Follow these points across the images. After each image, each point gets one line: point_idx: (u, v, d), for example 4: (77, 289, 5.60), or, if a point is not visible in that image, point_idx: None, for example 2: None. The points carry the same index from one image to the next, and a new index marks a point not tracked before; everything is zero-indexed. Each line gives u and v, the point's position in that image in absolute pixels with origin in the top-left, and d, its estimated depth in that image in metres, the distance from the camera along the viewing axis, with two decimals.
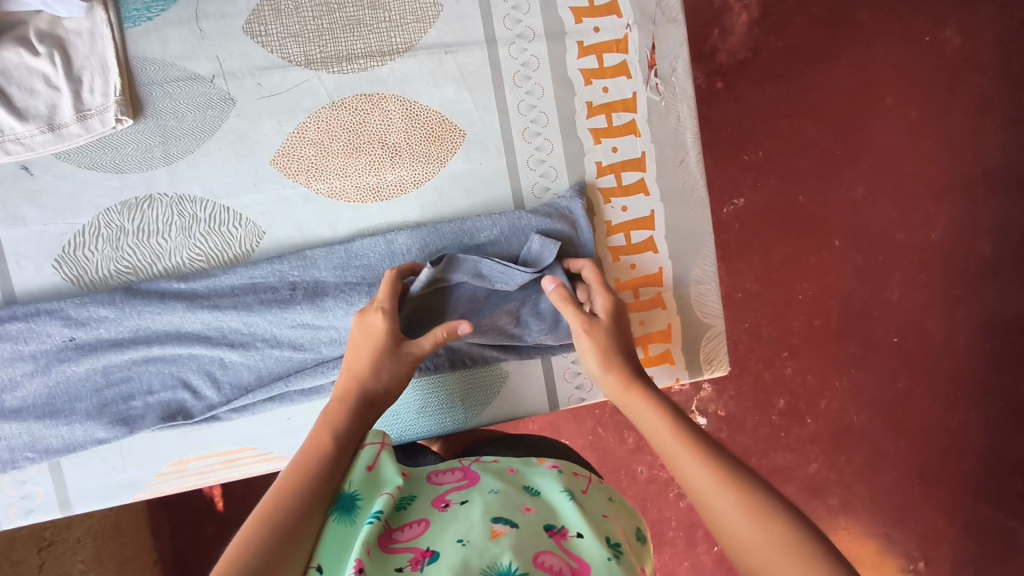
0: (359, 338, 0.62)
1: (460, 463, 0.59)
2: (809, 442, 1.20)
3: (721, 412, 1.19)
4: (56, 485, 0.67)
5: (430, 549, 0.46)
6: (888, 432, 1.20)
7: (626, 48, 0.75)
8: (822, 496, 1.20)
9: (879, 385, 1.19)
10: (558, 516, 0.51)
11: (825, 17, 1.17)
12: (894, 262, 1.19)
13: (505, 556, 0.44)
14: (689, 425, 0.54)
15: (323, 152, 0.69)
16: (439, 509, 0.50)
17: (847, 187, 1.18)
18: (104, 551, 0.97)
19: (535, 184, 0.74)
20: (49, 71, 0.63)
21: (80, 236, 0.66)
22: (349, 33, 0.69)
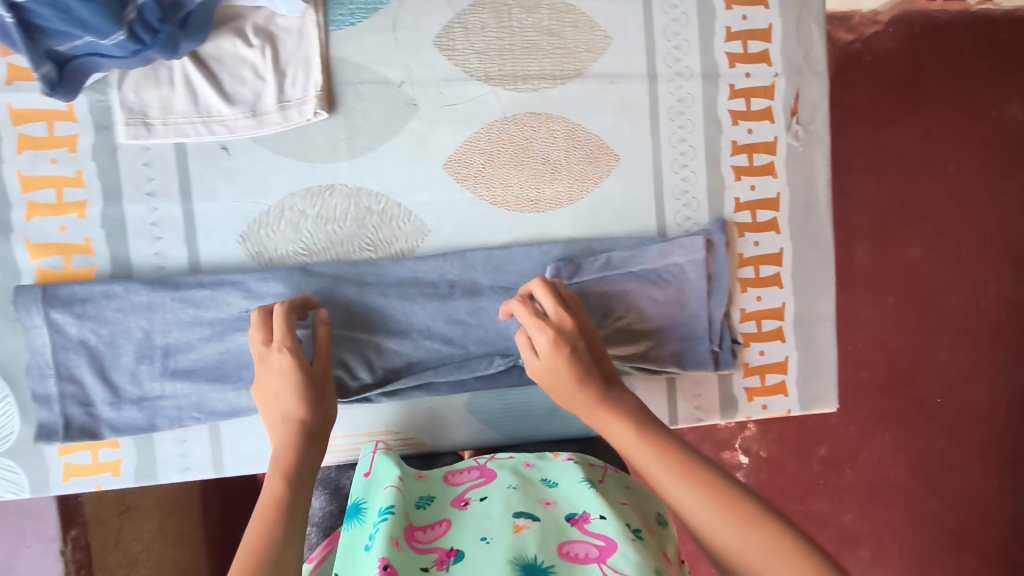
0: (275, 383, 0.62)
1: (477, 462, 0.66)
2: (846, 491, 1.24)
3: (763, 453, 1.24)
4: (213, 447, 0.72)
5: (454, 550, 0.50)
6: (922, 491, 1.24)
7: (772, 95, 0.80)
8: (854, 547, 1.24)
9: (918, 443, 1.23)
10: (577, 505, 0.56)
11: (898, 81, 1.22)
12: (943, 323, 1.23)
13: (531, 549, 0.49)
14: (664, 438, 0.53)
15: (489, 161, 0.75)
16: (460, 508, 0.57)
17: (904, 247, 1.23)
18: (167, 523, 1.09)
19: (678, 213, 0.79)
20: (259, 62, 0.68)
21: (265, 216, 0.71)
22: (526, 56, 0.74)
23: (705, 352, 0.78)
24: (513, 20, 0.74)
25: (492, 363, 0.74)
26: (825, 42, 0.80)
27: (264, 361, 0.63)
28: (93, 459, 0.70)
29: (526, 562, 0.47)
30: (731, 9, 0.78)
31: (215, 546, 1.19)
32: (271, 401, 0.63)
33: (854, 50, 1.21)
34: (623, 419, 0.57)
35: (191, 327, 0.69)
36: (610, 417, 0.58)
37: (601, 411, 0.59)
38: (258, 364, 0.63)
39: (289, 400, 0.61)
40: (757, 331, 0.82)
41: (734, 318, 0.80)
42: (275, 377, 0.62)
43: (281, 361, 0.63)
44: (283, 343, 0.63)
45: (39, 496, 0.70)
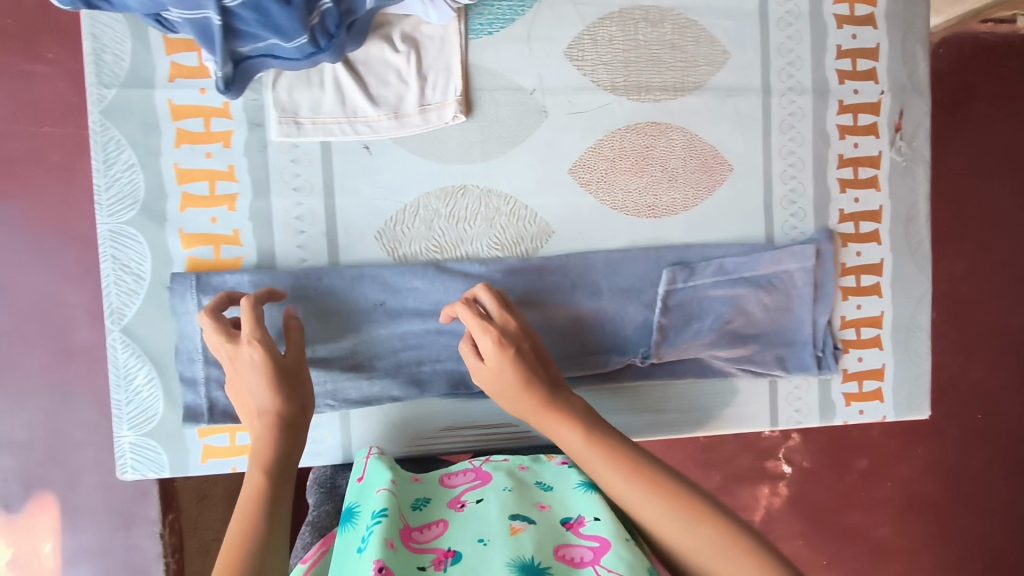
0: (248, 378, 0.61)
1: (472, 464, 0.66)
2: (885, 505, 1.24)
3: (805, 463, 1.23)
4: (342, 433, 0.75)
5: (451, 550, 0.50)
6: (960, 506, 1.25)
7: (878, 111, 0.83)
8: (891, 560, 1.24)
9: (955, 458, 1.25)
10: (572, 509, 0.56)
11: (944, 101, 1.25)
12: (984, 339, 1.26)
13: (529, 550, 0.49)
14: (610, 436, 0.55)
15: (611, 167, 0.78)
16: (456, 509, 0.57)
17: (949, 264, 1.26)
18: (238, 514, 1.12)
19: (785, 222, 0.81)
20: (404, 67, 0.72)
21: (400, 214, 0.74)
22: (650, 68, 0.77)
23: (810, 356, 0.81)
24: (638, 33, 0.77)
25: (609, 361, 0.78)
26: (929, 61, 0.84)
27: (234, 359, 0.62)
28: (231, 441, 0.73)
29: (524, 564, 0.47)
30: (842, 27, 0.81)
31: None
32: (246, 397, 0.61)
33: None
34: (570, 419, 0.58)
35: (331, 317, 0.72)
36: (558, 420, 0.59)
37: (549, 411, 0.60)
38: (228, 360, 0.62)
39: (261, 394, 0.60)
40: (856, 338, 0.84)
41: (835, 325, 0.83)
42: (242, 372, 0.61)
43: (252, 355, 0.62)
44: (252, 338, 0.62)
45: (179, 476, 0.74)
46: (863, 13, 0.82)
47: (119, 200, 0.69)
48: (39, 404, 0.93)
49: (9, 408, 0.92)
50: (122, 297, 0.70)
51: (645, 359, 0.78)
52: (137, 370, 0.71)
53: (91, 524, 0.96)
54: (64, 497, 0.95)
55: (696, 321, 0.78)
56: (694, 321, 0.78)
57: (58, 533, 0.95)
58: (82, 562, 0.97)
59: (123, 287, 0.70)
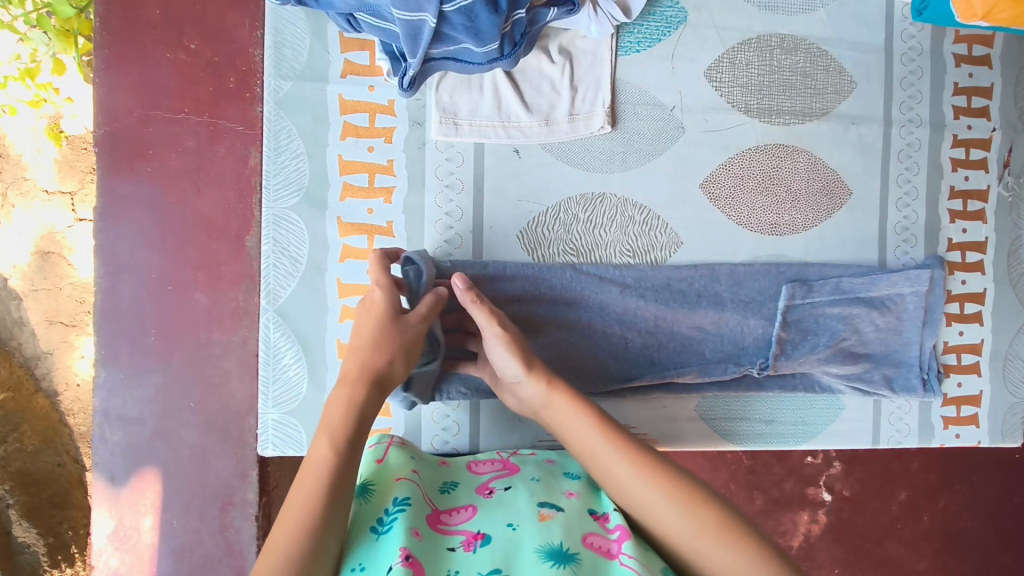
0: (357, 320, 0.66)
1: (500, 456, 0.72)
2: (923, 538, 1.23)
3: (846, 493, 1.22)
4: (472, 422, 0.78)
5: (480, 533, 0.55)
6: (998, 545, 1.25)
7: (989, 147, 0.87)
8: None
9: (997, 498, 1.25)
10: (598, 502, 0.62)
11: None
12: None
13: (558, 537, 0.54)
14: (613, 424, 0.62)
15: (738, 185, 0.81)
16: (484, 495, 0.62)
17: None
18: None
19: (897, 247, 0.85)
20: (558, 78, 0.76)
21: (542, 216, 0.77)
22: (783, 93, 0.82)
23: (916, 379, 0.84)
24: (773, 59, 0.81)
25: (727, 370, 0.79)
26: None
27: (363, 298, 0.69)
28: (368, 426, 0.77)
29: (553, 549, 0.52)
30: (959, 66, 0.86)
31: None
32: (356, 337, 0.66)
33: None
34: (582, 408, 0.63)
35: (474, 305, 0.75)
36: (569, 407, 0.63)
37: (557, 398, 0.64)
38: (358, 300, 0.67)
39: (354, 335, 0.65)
40: (956, 363, 0.87)
41: (939, 349, 0.86)
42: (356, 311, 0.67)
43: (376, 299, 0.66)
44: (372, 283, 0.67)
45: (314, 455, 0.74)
46: (981, 54, 0.86)
47: (285, 186, 0.73)
48: (153, 381, 0.94)
49: (128, 381, 0.94)
50: (279, 279, 0.73)
51: (764, 369, 0.80)
52: (286, 350, 0.73)
53: (189, 504, 0.94)
54: (165, 474, 0.94)
55: (812, 337, 0.81)
56: (811, 336, 0.81)
57: (158, 510, 0.94)
58: (176, 541, 0.94)
59: (280, 269, 0.73)
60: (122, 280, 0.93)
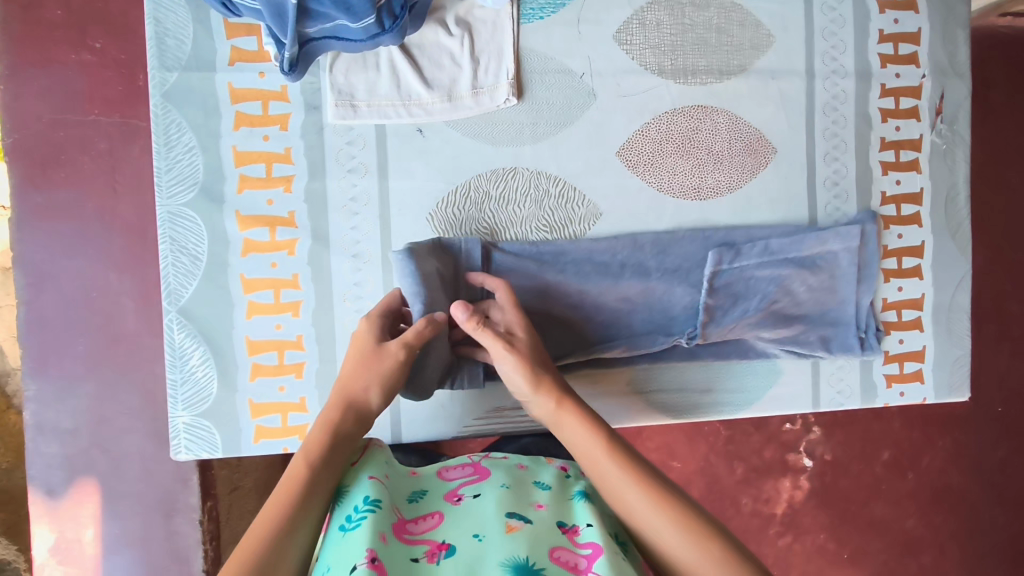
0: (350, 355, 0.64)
1: (471, 459, 0.63)
2: (908, 497, 1.22)
3: (828, 456, 1.20)
4: (392, 419, 0.77)
5: (445, 543, 0.49)
6: (986, 499, 1.23)
7: (919, 94, 0.84)
8: (915, 554, 1.23)
9: (982, 452, 1.23)
10: (571, 514, 0.55)
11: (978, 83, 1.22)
12: (1008, 330, 1.23)
13: (523, 550, 0.48)
14: (620, 443, 0.56)
15: (657, 150, 0.79)
16: (452, 503, 0.56)
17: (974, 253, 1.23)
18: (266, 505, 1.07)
19: (828, 203, 0.82)
20: (458, 50, 0.73)
21: (452, 196, 0.75)
22: (696, 52, 0.79)
23: (854, 338, 0.81)
24: (685, 17, 0.78)
25: (655, 342, 0.77)
26: (969, 44, 0.85)
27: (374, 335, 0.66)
28: (283, 421, 0.73)
29: (517, 563, 0.47)
30: (884, 12, 0.82)
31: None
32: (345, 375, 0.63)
33: None
34: (591, 423, 0.58)
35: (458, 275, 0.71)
36: (578, 423, 0.58)
37: (567, 417, 0.60)
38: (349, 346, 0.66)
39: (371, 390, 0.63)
40: (898, 320, 0.85)
41: (878, 306, 0.84)
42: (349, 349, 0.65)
43: (361, 334, 0.65)
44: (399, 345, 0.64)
45: (231, 456, 0.73)
46: None
47: (179, 181, 0.70)
48: (86, 391, 0.89)
49: (60, 392, 0.88)
50: (179, 279, 0.71)
51: (692, 339, 0.77)
52: (193, 351, 0.71)
53: (133, 512, 0.88)
54: (106, 484, 0.88)
55: (742, 302, 0.78)
56: (741, 301, 0.78)
57: (99, 521, 0.88)
58: (120, 553, 0.89)
59: (180, 268, 0.71)
60: (45, 290, 0.87)
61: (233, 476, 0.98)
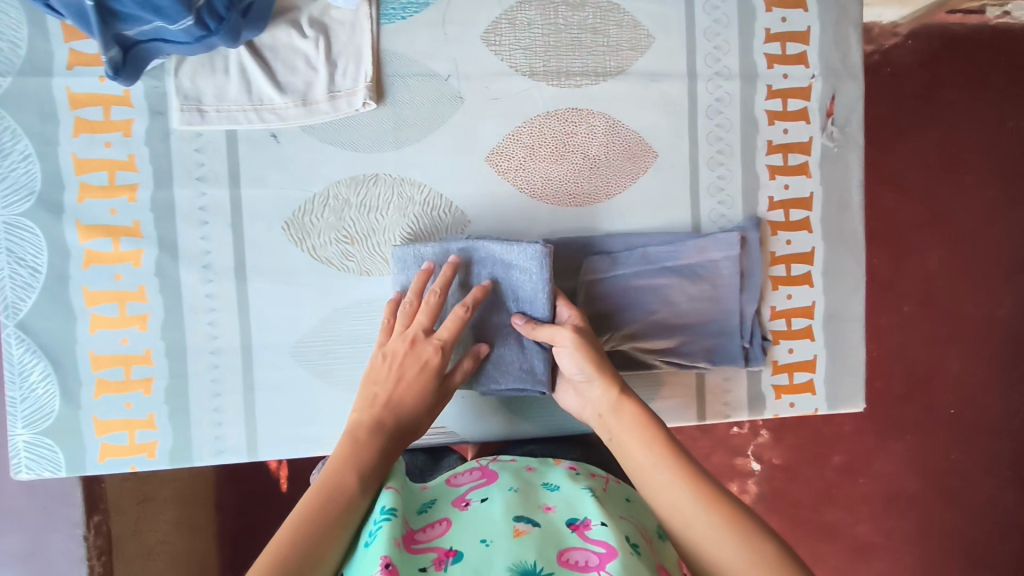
0: (407, 368, 0.63)
1: (479, 463, 0.62)
2: (860, 502, 1.27)
3: (778, 460, 1.26)
4: (248, 432, 0.72)
5: (453, 550, 0.48)
6: (936, 502, 1.27)
7: (809, 96, 0.81)
8: (867, 558, 1.27)
9: (932, 456, 1.27)
10: (580, 510, 0.53)
11: (918, 93, 1.26)
12: (959, 333, 1.27)
13: (530, 554, 0.46)
14: (675, 442, 0.55)
15: (530, 155, 0.75)
16: (460, 509, 0.54)
17: (922, 258, 1.27)
18: (182, 515, 1.06)
19: (712, 210, 0.80)
20: (312, 53, 0.70)
21: (310, 204, 0.72)
22: (570, 52, 0.76)
23: (738, 348, 0.79)
24: (558, 17, 0.75)
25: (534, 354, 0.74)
26: (863, 47, 0.81)
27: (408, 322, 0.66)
28: (131, 440, 0.70)
29: (525, 568, 0.45)
30: (770, 10, 0.79)
31: (228, 543, 1.15)
32: (382, 378, 0.63)
33: (874, 62, 1.25)
34: (648, 419, 0.58)
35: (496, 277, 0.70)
36: (636, 417, 0.58)
37: (625, 406, 0.59)
38: (400, 345, 0.65)
39: (405, 387, 0.63)
40: (787, 328, 0.82)
41: (765, 315, 0.81)
42: (400, 347, 0.65)
43: (429, 353, 0.65)
44: (438, 341, 0.65)
45: (76, 475, 0.70)
46: None
47: (14, 191, 0.67)
48: None
49: None
50: (17, 291, 0.68)
51: None
52: (32, 366, 0.68)
53: (17, 528, 0.84)
54: None
55: (620, 311, 0.76)
56: (615, 310, 0.76)
57: None
58: (5, 568, 0.83)
59: (18, 281, 0.68)
60: None
61: (143, 487, 1.00)
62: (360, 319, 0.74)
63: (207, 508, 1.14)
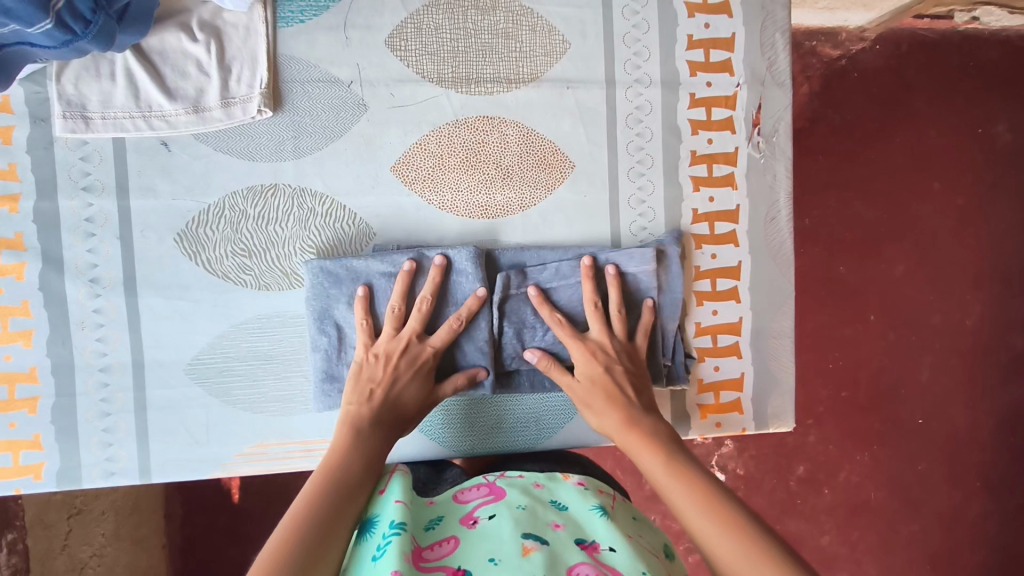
0: (402, 370, 0.64)
1: (485, 480, 0.59)
2: (824, 512, 1.24)
3: (740, 471, 1.25)
4: (140, 453, 0.69)
5: (462, 568, 0.45)
6: (904, 512, 1.24)
7: (734, 105, 0.78)
8: (832, 570, 1.24)
9: (898, 466, 1.24)
10: (589, 532, 0.51)
11: (880, 98, 1.23)
12: (924, 342, 1.24)
13: (541, 570, 0.44)
14: (691, 467, 0.57)
15: (439, 165, 0.72)
16: (467, 526, 0.51)
17: (887, 264, 1.24)
18: (123, 526, 1.03)
19: (633, 222, 0.77)
20: (203, 57, 0.67)
21: (204, 214, 0.69)
22: (481, 59, 0.73)
23: (661, 366, 0.75)
24: (468, 22, 0.72)
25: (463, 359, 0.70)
26: (789, 53, 0.79)
27: (398, 326, 0.67)
28: (15, 461, 0.67)
29: None
30: (693, 16, 0.77)
31: (177, 555, 1.11)
32: (379, 377, 0.64)
33: (841, 66, 1.22)
34: (660, 449, 0.60)
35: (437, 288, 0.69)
36: (648, 446, 0.61)
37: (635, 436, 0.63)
38: (391, 344, 0.65)
39: (404, 390, 0.64)
40: (713, 346, 0.79)
41: (689, 332, 0.78)
42: (396, 350, 0.65)
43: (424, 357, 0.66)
44: (432, 348, 0.66)
45: None
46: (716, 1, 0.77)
47: None
48: None
49: None
50: None
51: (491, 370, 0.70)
52: None
53: None
54: None
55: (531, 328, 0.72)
56: (528, 329, 0.72)
57: None
58: None
59: None
60: None
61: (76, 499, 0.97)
62: (259, 335, 0.70)
63: (155, 514, 1.10)
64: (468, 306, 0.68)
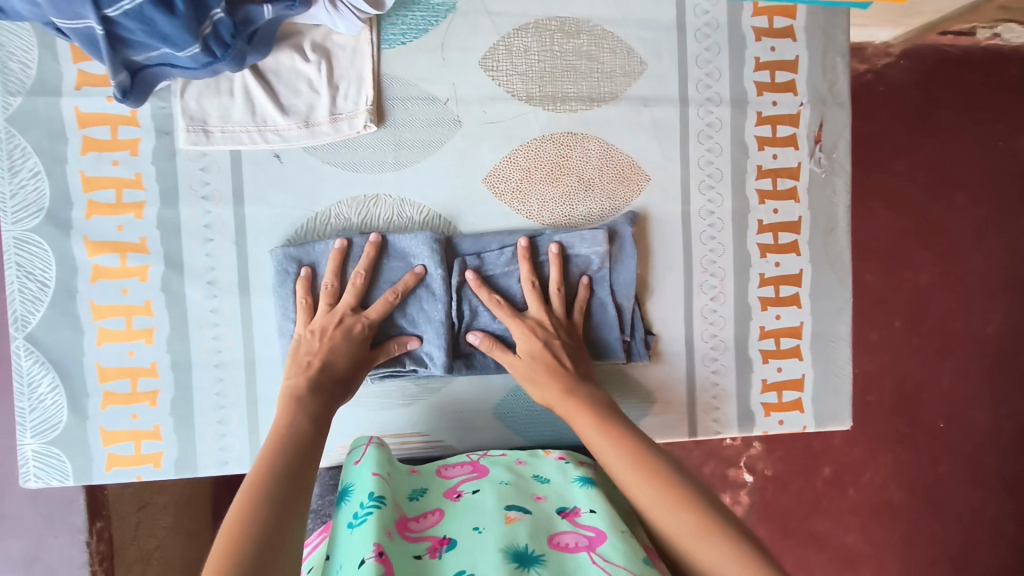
0: (336, 339, 0.68)
1: (469, 458, 0.66)
2: (849, 512, 1.28)
3: (768, 471, 1.28)
4: (251, 444, 0.74)
5: (447, 538, 0.52)
6: (924, 512, 1.29)
7: (797, 123, 0.83)
8: (855, 568, 1.28)
9: (921, 467, 1.29)
10: (568, 500, 0.58)
11: (911, 112, 1.28)
12: (951, 348, 1.29)
13: (523, 539, 0.50)
14: (619, 424, 0.63)
15: (526, 177, 0.78)
16: (451, 500, 0.58)
17: (916, 273, 1.29)
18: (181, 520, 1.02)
19: (703, 232, 0.82)
20: (315, 76, 0.72)
21: (313, 222, 0.74)
22: (566, 79, 0.78)
23: (618, 345, 0.79)
24: (554, 44, 0.78)
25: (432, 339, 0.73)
26: (850, 74, 0.84)
27: (333, 301, 0.71)
28: (136, 450, 0.72)
29: (516, 551, 0.49)
30: (760, 39, 0.82)
31: None
32: (318, 350, 0.68)
33: (868, 80, 1.27)
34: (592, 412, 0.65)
35: (397, 268, 0.73)
36: (583, 411, 0.65)
37: (575, 401, 0.67)
38: (326, 319, 0.69)
39: (338, 358, 0.68)
40: (776, 348, 0.84)
41: (754, 335, 0.83)
42: (329, 323, 0.69)
43: (358, 328, 0.70)
44: (366, 318, 0.70)
45: (83, 483, 0.73)
46: (780, 26, 0.83)
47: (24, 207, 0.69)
48: None
49: None
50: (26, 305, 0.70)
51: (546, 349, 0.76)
52: (41, 378, 0.71)
53: None
54: None
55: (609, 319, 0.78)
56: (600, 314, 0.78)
57: None
58: None
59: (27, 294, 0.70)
60: None
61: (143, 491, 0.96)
62: None
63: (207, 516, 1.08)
64: (404, 280, 0.72)
